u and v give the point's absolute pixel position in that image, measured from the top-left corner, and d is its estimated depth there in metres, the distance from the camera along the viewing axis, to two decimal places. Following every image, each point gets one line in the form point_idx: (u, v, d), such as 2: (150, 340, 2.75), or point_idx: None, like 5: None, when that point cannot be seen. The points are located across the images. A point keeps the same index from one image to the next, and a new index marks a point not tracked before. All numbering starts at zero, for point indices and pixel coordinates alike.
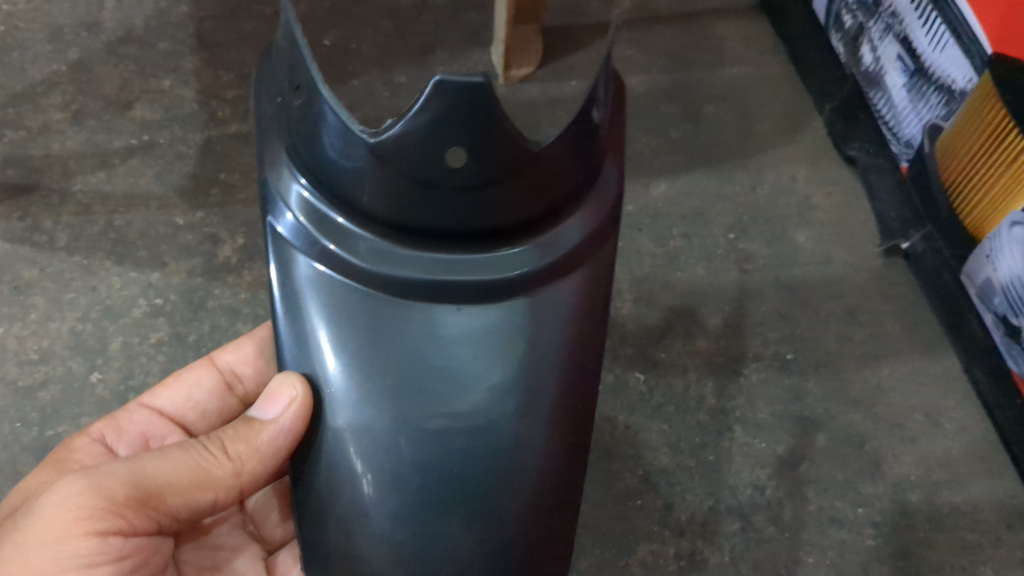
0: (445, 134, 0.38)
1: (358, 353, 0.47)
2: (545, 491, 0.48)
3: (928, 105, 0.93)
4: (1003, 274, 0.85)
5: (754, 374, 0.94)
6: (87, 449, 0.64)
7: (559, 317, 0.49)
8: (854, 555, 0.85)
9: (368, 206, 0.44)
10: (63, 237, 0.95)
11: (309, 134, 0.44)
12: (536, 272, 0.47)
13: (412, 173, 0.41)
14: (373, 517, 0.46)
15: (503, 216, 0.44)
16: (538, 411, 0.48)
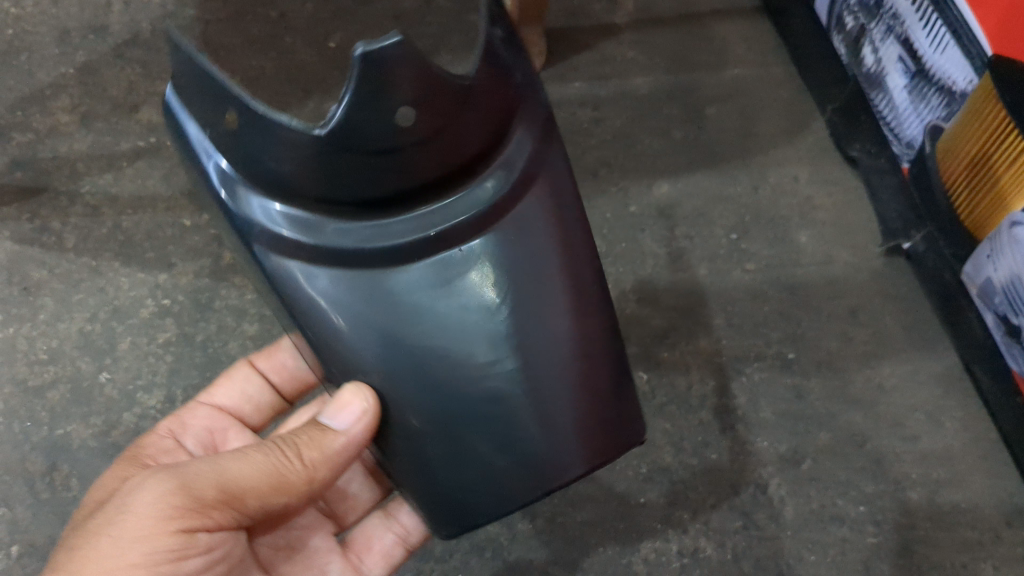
0: (392, 94, 0.42)
1: (393, 333, 0.49)
2: (598, 393, 0.54)
3: (929, 107, 0.93)
4: (1004, 274, 0.86)
5: (756, 373, 0.95)
6: (158, 444, 0.69)
7: (555, 238, 0.53)
8: (855, 552, 0.86)
9: (337, 191, 0.47)
10: (72, 238, 0.97)
11: (253, 149, 0.46)
12: (511, 189, 0.51)
13: (370, 145, 0.44)
14: (471, 457, 0.51)
15: (458, 154, 0.48)
16: (563, 320, 0.53)
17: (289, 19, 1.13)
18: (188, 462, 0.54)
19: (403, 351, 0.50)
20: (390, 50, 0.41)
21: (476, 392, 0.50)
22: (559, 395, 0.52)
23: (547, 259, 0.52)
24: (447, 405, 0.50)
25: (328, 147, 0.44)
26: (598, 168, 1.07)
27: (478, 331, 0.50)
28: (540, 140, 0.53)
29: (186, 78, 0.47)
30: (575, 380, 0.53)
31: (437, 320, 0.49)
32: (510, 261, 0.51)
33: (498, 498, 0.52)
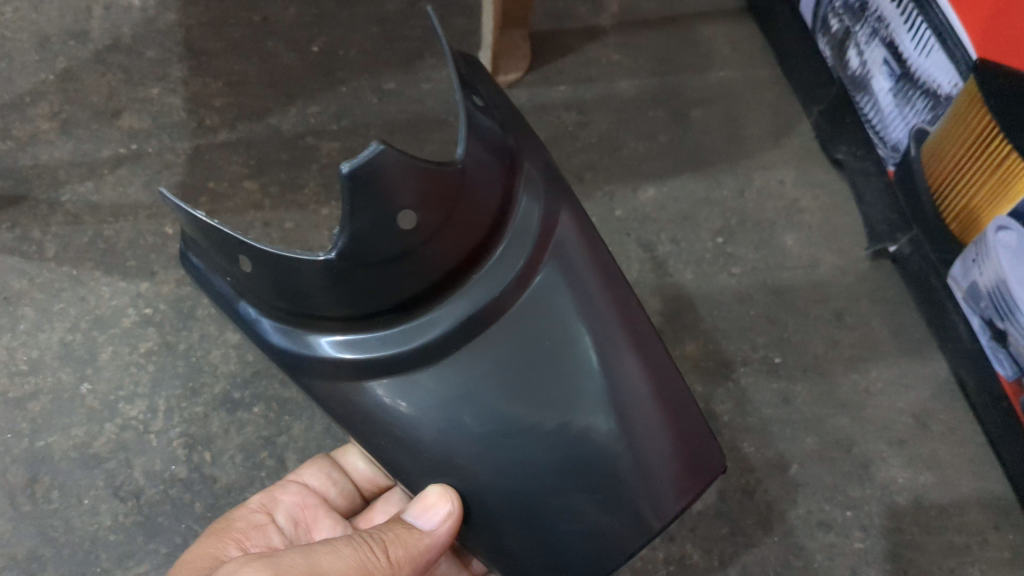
0: (393, 208, 0.43)
1: (465, 411, 0.52)
2: (671, 422, 0.57)
3: (914, 110, 0.93)
4: (989, 278, 0.85)
5: (743, 378, 0.94)
6: (248, 517, 0.70)
7: (596, 290, 0.56)
8: (842, 557, 0.86)
9: (362, 302, 0.50)
10: (52, 247, 0.96)
11: (287, 288, 0.49)
12: (538, 248, 0.54)
13: (385, 255, 0.46)
14: (551, 507, 0.53)
15: (468, 237, 0.50)
16: (612, 361, 0.54)
17: (272, 23, 1.12)
18: (279, 554, 0.55)
19: (477, 427, 0.52)
20: (376, 161, 0.41)
21: (559, 449, 0.53)
22: (635, 429, 0.54)
23: (593, 306, 0.55)
24: (532, 464, 0.53)
25: (347, 270, 0.46)
26: (583, 172, 1.06)
27: (548, 392, 0.52)
28: (547, 196, 0.56)
29: (200, 240, 0.51)
30: (647, 416, 0.55)
31: (507, 391, 0.52)
32: (563, 315, 0.54)
33: (596, 544, 0.55)
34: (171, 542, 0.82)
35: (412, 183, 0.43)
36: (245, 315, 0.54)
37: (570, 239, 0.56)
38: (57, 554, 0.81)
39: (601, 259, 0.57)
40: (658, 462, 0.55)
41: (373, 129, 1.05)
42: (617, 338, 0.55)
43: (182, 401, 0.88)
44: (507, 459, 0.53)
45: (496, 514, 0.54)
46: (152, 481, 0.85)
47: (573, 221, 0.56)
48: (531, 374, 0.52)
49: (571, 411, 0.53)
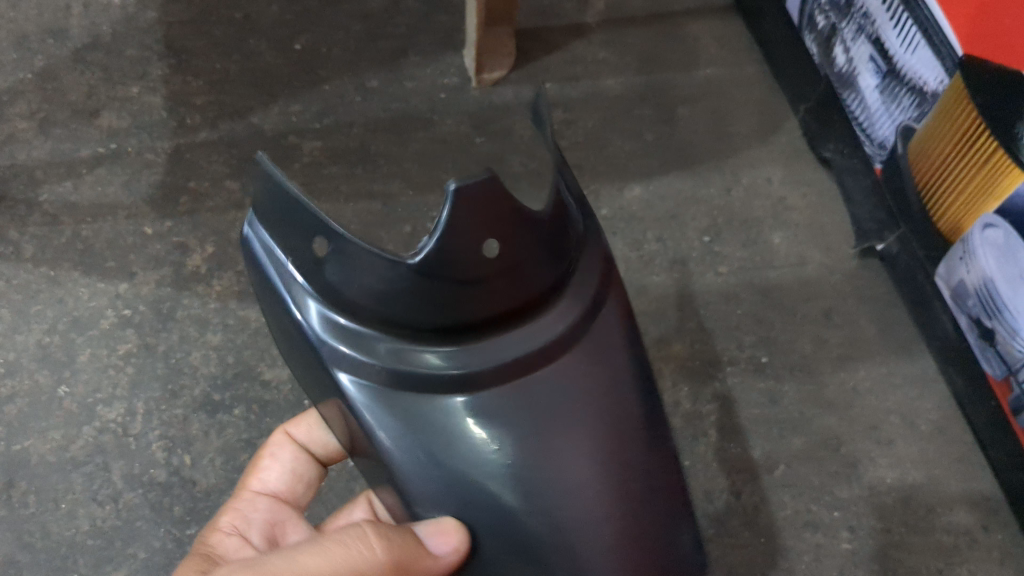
0: (486, 221, 0.39)
1: (467, 482, 0.44)
2: (679, 547, 0.48)
3: (901, 107, 0.92)
4: (977, 276, 0.84)
5: (729, 378, 0.94)
6: (225, 543, 0.62)
7: (597, 371, 0.46)
8: (830, 558, 0.85)
9: (412, 321, 0.43)
10: (30, 248, 0.94)
11: (335, 281, 0.43)
12: (552, 319, 0.45)
13: (451, 273, 0.41)
14: None
15: (526, 296, 0.44)
16: (601, 456, 0.45)
17: (254, 21, 1.11)
18: (270, 558, 0.49)
19: (478, 500, 0.44)
20: (486, 183, 0.38)
21: (559, 556, 0.44)
22: (600, 547, 0.44)
23: (617, 398, 0.46)
24: (525, 565, 0.44)
25: (415, 275, 0.41)
26: (569, 170, 1.05)
27: (561, 490, 0.44)
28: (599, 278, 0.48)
29: (262, 193, 0.44)
30: (657, 537, 0.46)
31: (518, 479, 0.43)
32: (583, 404, 0.45)
33: None
34: (149, 547, 0.81)
35: (507, 204, 0.40)
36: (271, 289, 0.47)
37: (612, 325, 0.48)
38: (33, 560, 0.80)
39: (636, 348, 0.49)
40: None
41: (356, 128, 1.04)
42: (614, 429, 0.46)
43: (161, 403, 0.87)
44: (503, 549, 0.44)
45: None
46: (130, 484, 0.83)
47: (603, 297, 0.48)
48: (543, 463, 0.44)
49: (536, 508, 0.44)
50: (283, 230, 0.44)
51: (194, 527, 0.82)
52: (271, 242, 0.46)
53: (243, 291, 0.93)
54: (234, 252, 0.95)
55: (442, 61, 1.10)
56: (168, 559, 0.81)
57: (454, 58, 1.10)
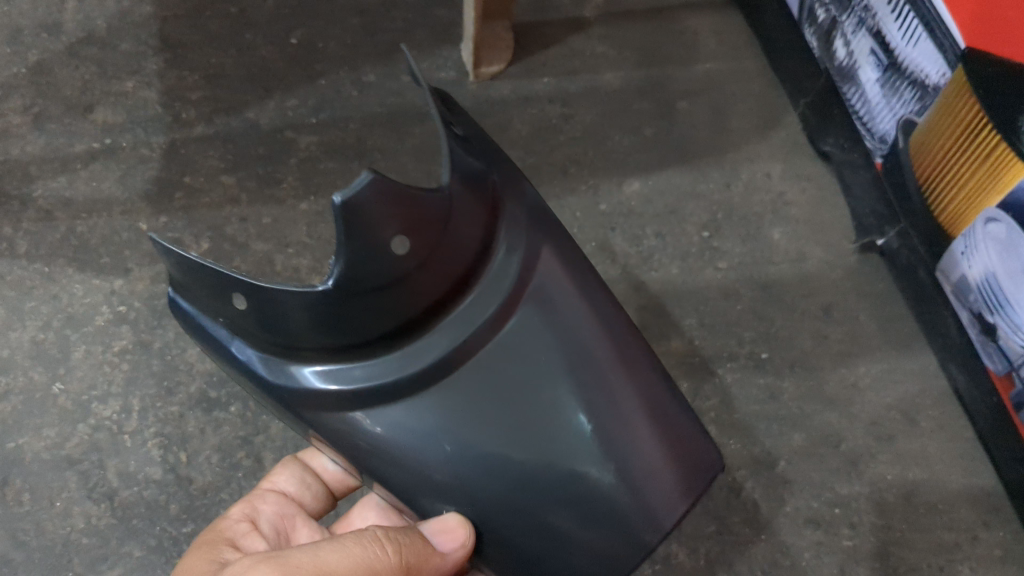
0: (380, 233, 0.42)
1: (475, 441, 0.49)
2: (667, 436, 0.55)
3: (902, 101, 0.92)
4: (978, 271, 0.84)
5: (729, 374, 0.93)
6: (233, 527, 0.64)
7: (581, 307, 0.53)
8: (829, 555, 0.85)
9: (352, 331, 0.47)
10: (24, 244, 0.93)
11: (275, 321, 0.47)
12: (522, 276, 0.51)
13: (376, 283, 0.45)
14: (556, 533, 0.52)
15: (454, 265, 0.49)
16: (599, 381, 0.52)
17: (249, 15, 1.10)
18: (289, 552, 0.53)
19: (477, 456, 0.50)
20: (367, 187, 0.40)
21: (558, 479, 0.51)
22: (626, 457, 0.52)
23: (581, 331, 0.52)
24: (532, 493, 0.50)
25: (340, 301, 0.45)
26: (567, 165, 1.05)
27: (560, 422, 0.50)
28: (531, 226, 0.53)
29: (181, 278, 0.48)
30: (655, 436, 0.54)
31: (510, 424, 0.50)
32: (551, 344, 0.51)
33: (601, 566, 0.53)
34: (145, 545, 0.80)
35: (397, 207, 0.42)
36: (227, 355, 0.51)
37: (560, 265, 0.53)
38: (28, 558, 0.80)
39: (586, 279, 0.54)
40: (660, 485, 0.54)
41: (352, 123, 1.03)
42: (607, 352, 0.53)
43: (157, 400, 0.86)
44: (510, 487, 0.50)
45: (506, 539, 0.52)
46: (125, 482, 0.83)
47: (551, 233, 0.54)
48: (525, 406, 0.50)
49: (565, 440, 0.50)
50: (206, 290, 0.48)
51: (190, 525, 0.81)
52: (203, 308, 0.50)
53: None
54: (230, 248, 0.94)
55: (439, 56, 1.09)
56: (165, 557, 0.80)
57: (450, 53, 1.10)
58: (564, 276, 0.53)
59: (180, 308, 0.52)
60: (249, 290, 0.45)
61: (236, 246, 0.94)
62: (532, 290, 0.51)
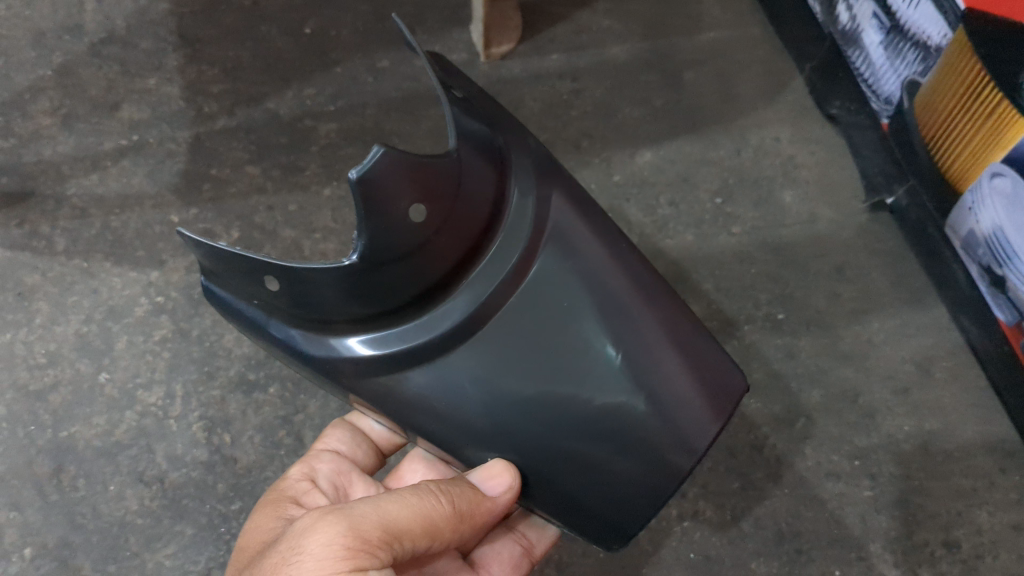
0: (396, 204, 0.45)
1: (508, 385, 0.53)
2: (693, 366, 0.57)
3: (905, 62, 0.94)
4: (986, 225, 0.87)
5: (747, 336, 0.96)
6: (294, 487, 0.68)
7: (597, 248, 0.56)
8: (851, 506, 0.88)
9: (379, 295, 0.51)
10: (62, 241, 0.97)
11: (309, 297, 0.50)
12: (534, 227, 0.54)
13: (400, 250, 0.48)
14: (592, 461, 0.55)
15: (468, 226, 0.52)
16: (621, 315, 0.55)
17: (263, 7, 1.13)
18: (352, 504, 0.55)
19: (513, 397, 0.53)
20: (380, 161, 0.43)
21: (589, 413, 0.54)
22: (653, 385, 0.55)
23: (602, 272, 0.55)
24: (566, 427, 0.54)
25: (370, 270, 0.48)
26: (580, 139, 1.07)
27: (586, 359, 0.54)
28: (540, 178, 0.56)
29: (217, 269, 0.52)
30: (678, 361, 0.57)
31: (540, 364, 0.53)
32: (573, 287, 0.54)
33: (641, 488, 0.56)
34: (197, 523, 0.85)
35: (410, 178, 0.45)
36: (267, 336, 0.55)
37: (574, 212, 0.56)
38: (87, 540, 0.84)
39: (601, 224, 0.57)
40: (689, 407, 0.56)
41: (369, 108, 1.06)
42: (625, 290, 0.56)
43: (199, 385, 0.90)
44: (547, 423, 0.54)
45: (548, 473, 0.56)
46: (174, 464, 0.87)
47: (560, 184, 0.57)
48: (553, 346, 0.53)
49: (590, 375, 0.53)
50: (239, 278, 0.51)
51: (238, 502, 0.85)
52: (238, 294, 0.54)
53: None
54: (259, 235, 0.98)
55: (449, 40, 1.12)
56: (217, 534, 0.84)
57: (461, 35, 1.12)
58: (579, 222, 0.56)
59: (216, 297, 0.55)
60: (280, 273, 0.48)
61: (266, 234, 0.98)
62: (549, 235, 0.54)
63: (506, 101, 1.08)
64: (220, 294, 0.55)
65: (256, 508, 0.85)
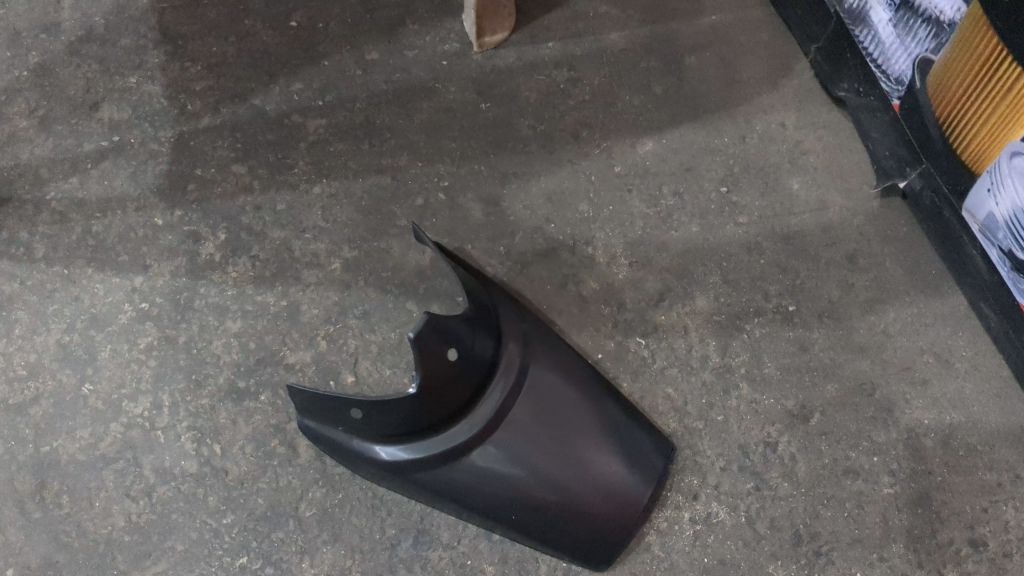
0: (438, 358, 0.72)
1: (492, 459, 0.77)
2: (639, 453, 0.81)
3: (916, 40, 0.90)
4: (1006, 207, 0.83)
5: (757, 329, 0.92)
6: None
7: (550, 383, 0.80)
8: (872, 504, 0.85)
9: (423, 423, 0.76)
10: (41, 248, 0.93)
11: (379, 424, 0.75)
12: (505, 366, 0.79)
13: (450, 399, 0.76)
14: (553, 507, 0.77)
15: (480, 369, 0.77)
16: (565, 398, 0.80)
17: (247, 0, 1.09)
18: None
19: (496, 475, 0.77)
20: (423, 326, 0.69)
21: (554, 495, 0.77)
22: (586, 444, 0.78)
23: (557, 392, 0.80)
24: (534, 487, 0.77)
25: (423, 401, 0.73)
26: (579, 130, 1.02)
27: (545, 436, 0.78)
28: (518, 347, 0.80)
29: (314, 408, 0.76)
30: (605, 421, 0.81)
31: (525, 463, 0.77)
32: (530, 391, 0.79)
33: (591, 523, 0.78)
34: (187, 539, 0.81)
35: (434, 338, 0.71)
36: (348, 450, 0.79)
37: (552, 374, 0.81)
38: (72, 559, 0.80)
39: (550, 379, 0.80)
40: (615, 453, 0.80)
41: (359, 103, 1.02)
42: (573, 402, 0.80)
43: (186, 394, 0.86)
44: (527, 516, 0.78)
45: (527, 525, 0.78)
46: (163, 477, 0.83)
47: (523, 362, 0.80)
48: (519, 433, 0.77)
49: (546, 445, 0.77)
50: (331, 412, 0.76)
51: (230, 515, 0.82)
52: (323, 427, 0.79)
53: (260, 277, 0.92)
54: (248, 237, 0.94)
55: (440, 30, 1.08)
56: (208, 550, 0.80)
57: (453, 25, 1.08)
58: (542, 369, 0.81)
59: (309, 428, 0.79)
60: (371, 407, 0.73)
61: (254, 235, 0.94)
62: (520, 410, 0.78)
63: (501, 92, 1.04)
64: (312, 425, 0.79)
65: (249, 522, 0.81)
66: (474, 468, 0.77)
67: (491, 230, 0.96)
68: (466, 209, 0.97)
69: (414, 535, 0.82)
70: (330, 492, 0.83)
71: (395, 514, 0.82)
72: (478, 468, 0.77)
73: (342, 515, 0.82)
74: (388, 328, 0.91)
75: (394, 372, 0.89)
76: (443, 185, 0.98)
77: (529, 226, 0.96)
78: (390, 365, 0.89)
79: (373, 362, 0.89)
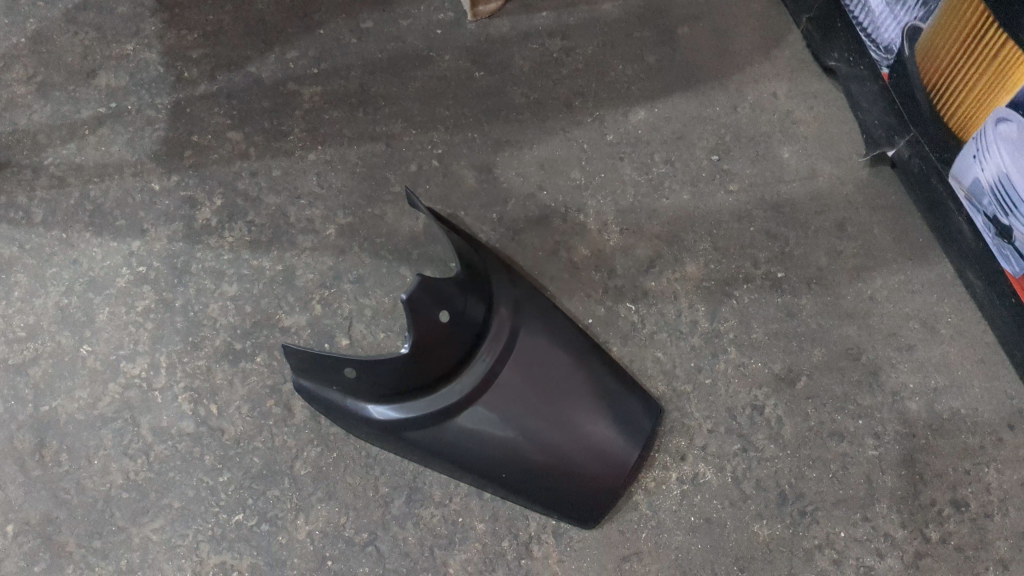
0: (430, 319, 0.73)
1: (483, 420, 0.78)
2: (628, 416, 0.83)
3: (905, 8, 0.90)
4: (991, 173, 0.84)
5: (746, 296, 0.93)
6: None
7: (541, 346, 0.81)
8: (856, 466, 0.87)
9: (414, 384, 0.77)
10: (40, 212, 0.94)
11: (371, 383, 0.76)
12: (496, 329, 0.80)
13: (441, 360, 0.77)
14: (541, 467, 0.79)
15: (472, 332, 0.78)
16: (556, 361, 0.81)
17: None
18: None
19: (486, 435, 0.78)
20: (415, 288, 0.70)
21: (543, 455, 0.78)
22: (575, 407, 0.80)
23: (547, 356, 0.81)
24: (523, 447, 0.78)
25: (414, 361, 0.75)
26: (571, 98, 1.03)
27: (535, 398, 0.79)
28: (509, 311, 0.81)
29: (309, 367, 0.78)
30: (595, 384, 0.82)
31: (514, 424, 0.78)
32: (521, 354, 0.80)
33: (579, 483, 0.80)
34: (183, 496, 0.82)
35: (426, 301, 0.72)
36: (341, 409, 0.80)
37: (543, 338, 0.82)
38: (71, 515, 0.81)
39: (541, 343, 0.82)
40: (603, 415, 0.81)
41: (354, 71, 1.03)
42: (562, 365, 0.81)
43: (183, 355, 0.88)
44: (516, 476, 0.79)
45: (516, 485, 0.80)
46: (160, 436, 0.84)
47: (514, 325, 0.81)
48: (509, 395, 0.79)
49: (535, 407, 0.79)
50: (325, 371, 0.77)
51: (226, 474, 0.83)
52: (318, 386, 0.80)
53: (255, 242, 0.93)
54: (244, 203, 0.95)
55: None
56: (204, 507, 0.82)
57: None
58: (533, 333, 0.82)
59: (304, 387, 0.81)
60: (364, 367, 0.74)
61: (250, 200, 0.96)
62: (511, 373, 0.79)
63: (494, 62, 1.04)
64: (307, 384, 0.80)
65: (245, 480, 0.83)
66: (466, 428, 0.78)
67: (484, 197, 0.97)
68: (460, 175, 0.98)
69: (407, 493, 0.83)
70: (325, 451, 0.84)
71: (388, 473, 0.84)
72: (468, 429, 0.78)
73: (336, 474, 0.84)
74: (382, 293, 0.92)
75: (388, 336, 0.90)
76: (436, 152, 0.99)
77: (521, 193, 0.98)
78: (383, 329, 0.90)
79: (367, 326, 0.90)
